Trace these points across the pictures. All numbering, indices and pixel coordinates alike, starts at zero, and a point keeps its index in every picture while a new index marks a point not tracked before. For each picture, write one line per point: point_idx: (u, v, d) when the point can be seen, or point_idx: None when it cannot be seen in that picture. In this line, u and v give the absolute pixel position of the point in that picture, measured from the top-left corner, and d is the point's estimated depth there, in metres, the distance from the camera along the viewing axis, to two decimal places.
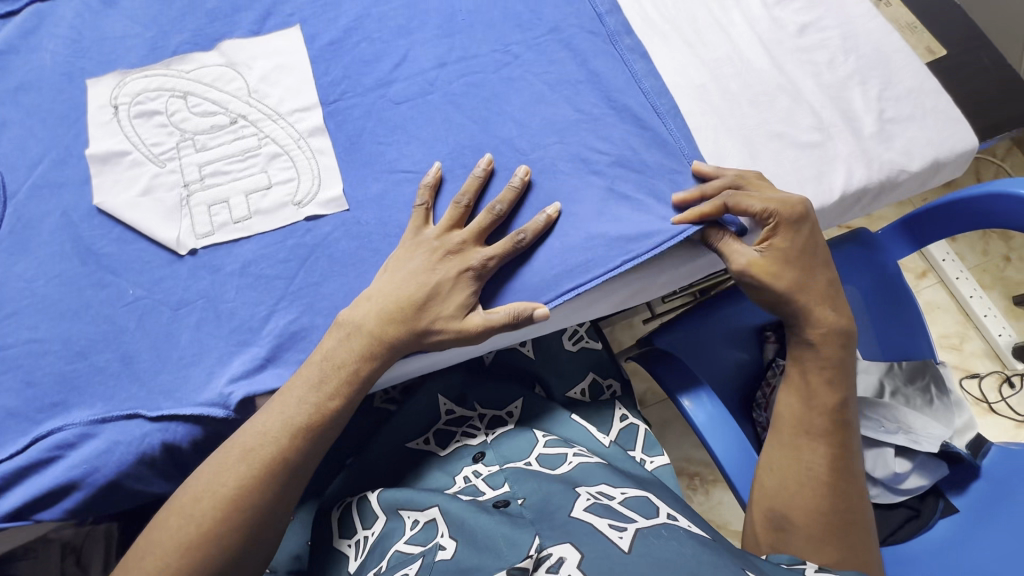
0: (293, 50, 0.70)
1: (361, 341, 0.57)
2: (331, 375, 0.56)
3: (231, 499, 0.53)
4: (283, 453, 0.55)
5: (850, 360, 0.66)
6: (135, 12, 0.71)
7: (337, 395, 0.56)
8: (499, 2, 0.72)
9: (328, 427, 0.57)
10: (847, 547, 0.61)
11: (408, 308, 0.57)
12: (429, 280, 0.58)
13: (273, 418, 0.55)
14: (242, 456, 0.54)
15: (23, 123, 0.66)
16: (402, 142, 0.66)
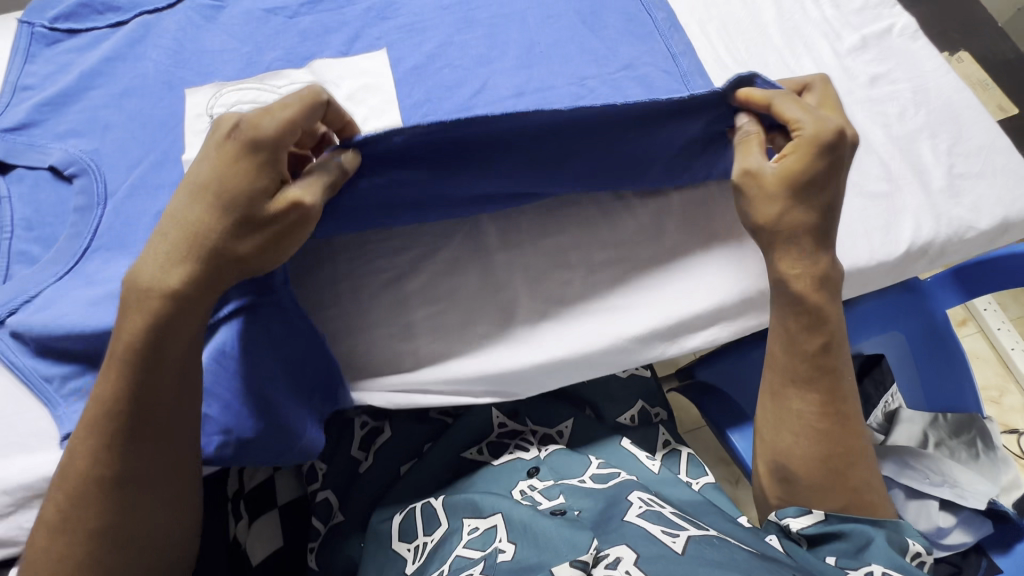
0: (379, 72, 0.74)
1: (143, 300, 0.51)
2: (118, 362, 0.52)
3: (55, 523, 0.52)
4: (90, 467, 0.51)
5: (833, 298, 0.63)
6: (233, 27, 0.76)
7: (128, 352, 0.51)
8: (576, 39, 0.76)
9: (117, 424, 0.51)
10: (848, 487, 0.63)
11: (197, 221, 0.51)
12: (215, 182, 0.51)
13: (92, 427, 0.52)
14: (61, 478, 0.52)
15: (125, 126, 0.70)
16: None
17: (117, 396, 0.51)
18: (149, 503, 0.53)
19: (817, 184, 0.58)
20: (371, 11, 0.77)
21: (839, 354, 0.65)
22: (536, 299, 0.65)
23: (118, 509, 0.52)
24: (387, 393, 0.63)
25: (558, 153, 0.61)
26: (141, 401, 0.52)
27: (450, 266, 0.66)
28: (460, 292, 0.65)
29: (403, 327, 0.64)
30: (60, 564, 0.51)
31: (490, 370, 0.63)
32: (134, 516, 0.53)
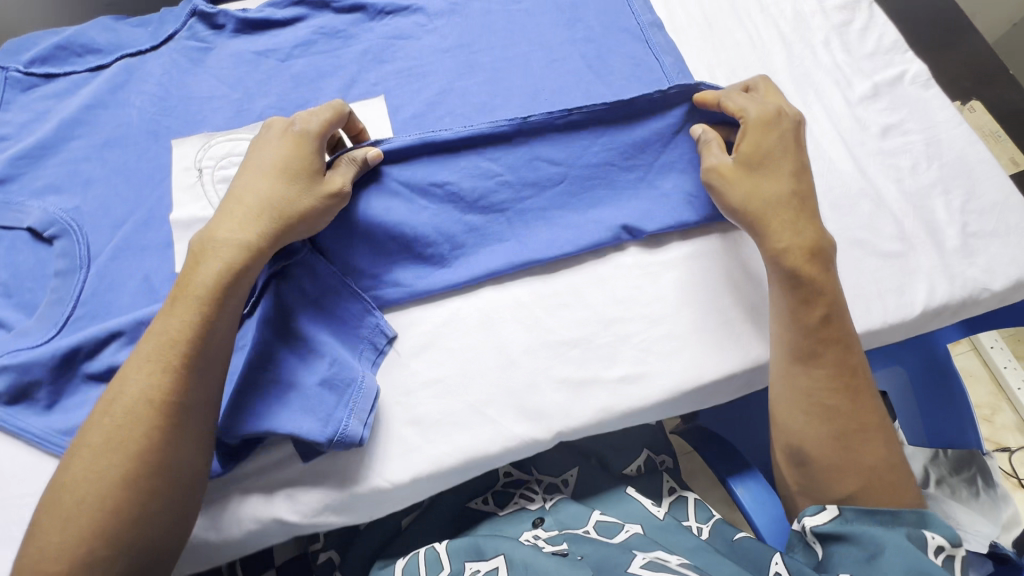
0: (377, 121, 0.70)
1: (220, 251, 0.54)
2: (186, 297, 0.52)
3: (97, 452, 0.48)
4: (145, 391, 0.49)
5: (824, 270, 0.60)
6: (222, 71, 0.72)
7: (196, 295, 0.52)
8: (582, 84, 0.73)
9: (178, 354, 0.51)
10: (872, 470, 0.57)
11: (235, 207, 0.56)
12: (254, 178, 0.57)
13: (142, 358, 0.51)
14: (107, 405, 0.49)
15: (108, 181, 0.67)
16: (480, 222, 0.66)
17: (184, 322, 0.51)
18: (172, 462, 0.49)
19: (772, 161, 0.62)
20: (367, 54, 0.74)
21: (845, 324, 0.60)
22: (545, 368, 0.61)
23: (152, 454, 0.48)
24: (382, 471, 0.58)
25: (526, 167, 0.66)
26: (198, 353, 0.51)
27: (457, 336, 0.62)
28: (465, 362, 0.61)
29: (405, 402, 0.59)
30: (75, 505, 0.47)
31: (494, 443, 0.58)
32: (153, 473, 0.48)
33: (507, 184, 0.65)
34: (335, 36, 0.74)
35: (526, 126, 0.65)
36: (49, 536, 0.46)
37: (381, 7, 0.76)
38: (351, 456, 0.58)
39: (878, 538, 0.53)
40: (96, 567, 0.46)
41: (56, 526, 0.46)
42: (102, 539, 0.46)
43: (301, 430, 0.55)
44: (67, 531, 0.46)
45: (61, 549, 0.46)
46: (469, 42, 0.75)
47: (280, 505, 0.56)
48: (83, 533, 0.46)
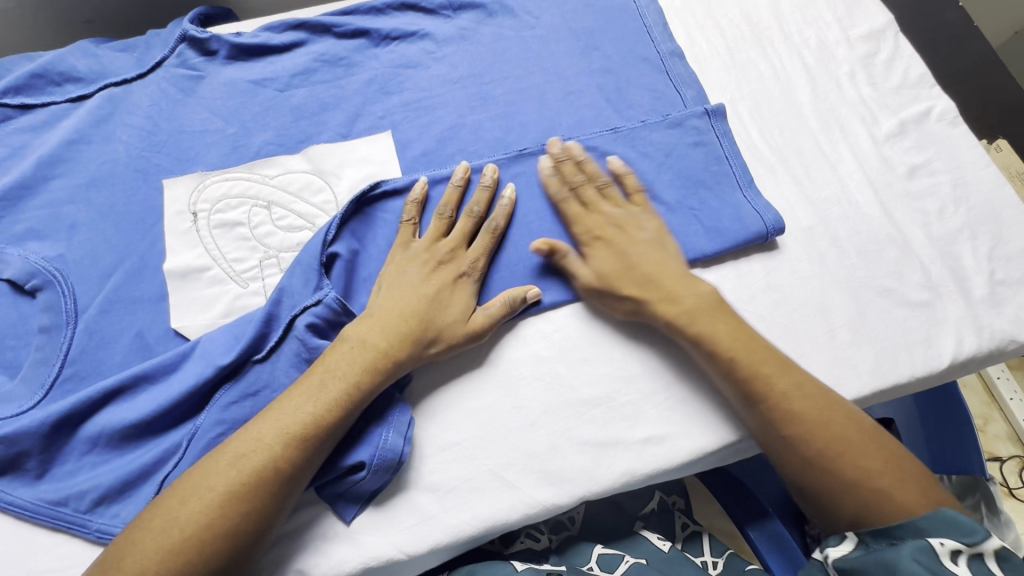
0: (385, 159, 0.66)
1: (392, 349, 0.54)
2: (336, 379, 0.52)
3: (218, 505, 0.46)
4: (274, 462, 0.48)
5: (726, 309, 0.58)
6: (215, 102, 0.67)
7: (351, 380, 0.52)
8: (600, 120, 0.69)
9: (321, 439, 0.50)
10: (858, 491, 0.50)
11: (411, 318, 0.55)
12: (434, 286, 0.57)
13: (277, 424, 0.49)
14: (238, 458, 0.48)
15: (93, 225, 0.62)
16: (494, 270, 0.62)
17: (330, 407, 0.51)
18: (271, 525, 0.48)
19: (676, 278, 0.59)
20: (373, 85, 0.69)
21: (766, 348, 0.56)
22: (566, 428, 0.58)
23: (264, 518, 0.48)
24: (397, 542, 0.54)
25: (529, 194, 0.65)
26: (335, 436, 0.51)
27: (473, 396, 0.59)
28: (483, 424, 0.58)
29: (420, 468, 0.56)
30: (180, 544, 0.45)
31: (513, 510, 0.56)
32: (256, 540, 0.48)
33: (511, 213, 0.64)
34: (337, 64, 0.70)
35: (524, 156, 0.66)
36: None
37: (387, 32, 0.71)
38: (365, 528, 0.55)
39: (882, 561, 0.47)
40: None
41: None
42: None
43: (349, 457, 0.53)
44: (164, 572, 0.44)
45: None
46: (480, 72, 0.70)
47: None
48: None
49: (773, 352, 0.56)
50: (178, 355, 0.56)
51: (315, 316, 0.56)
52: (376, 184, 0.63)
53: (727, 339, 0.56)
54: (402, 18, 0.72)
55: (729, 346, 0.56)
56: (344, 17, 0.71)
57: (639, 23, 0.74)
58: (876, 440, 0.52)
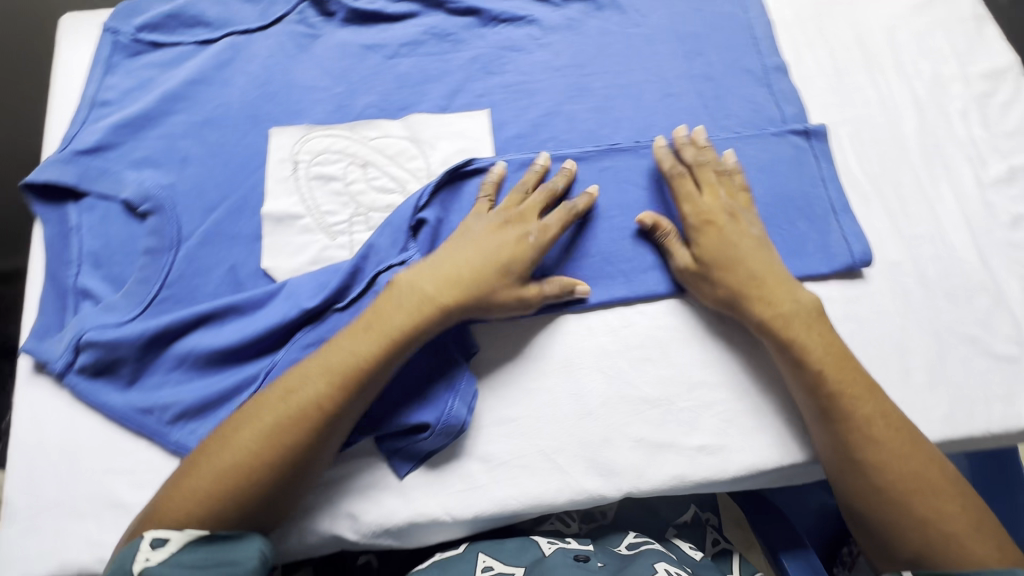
0: (479, 135, 0.68)
1: (440, 320, 0.55)
2: (378, 336, 0.53)
3: (266, 438, 0.49)
4: (318, 401, 0.51)
5: (824, 323, 0.57)
6: (327, 61, 0.70)
7: (388, 337, 0.53)
8: (694, 125, 0.69)
9: (364, 384, 0.52)
10: (922, 517, 0.51)
11: (459, 282, 0.56)
12: (489, 253, 0.57)
13: (317, 371, 0.52)
14: (283, 397, 0.51)
15: (204, 161, 0.66)
16: (571, 259, 0.63)
17: (382, 363, 0.52)
18: (315, 462, 0.51)
19: (761, 266, 0.59)
20: (476, 63, 0.71)
21: (859, 370, 0.56)
22: (622, 423, 0.59)
23: (306, 454, 0.50)
24: (445, 504, 0.56)
25: (615, 190, 0.66)
26: (372, 387, 0.52)
27: (535, 378, 0.60)
28: (541, 406, 0.59)
29: (474, 437, 0.58)
30: (233, 472, 0.49)
31: (559, 493, 0.57)
32: (295, 476, 0.50)
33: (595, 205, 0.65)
34: (445, 39, 0.72)
35: (614, 151, 0.67)
36: (195, 505, 0.48)
37: (497, 13, 0.73)
38: (415, 486, 0.57)
39: None
40: (225, 523, 0.48)
41: (203, 496, 0.48)
42: (240, 505, 0.49)
43: (415, 415, 0.56)
44: (219, 493, 0.48)
45: (208, 520, 0.48)
46: (582, 63, 0.71)
47: (340, 521, 0.56)
48: (225, 512, 0.48)
49: (865, 377, 0.56)
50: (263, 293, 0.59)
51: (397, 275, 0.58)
52: (468, 159, 0.64)
53: (824, 358, 0.55)
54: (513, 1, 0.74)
55: (820, 359, 0.55)
56: None
57: (747, 33, 0.74)
58: (944, 490, 0.52)
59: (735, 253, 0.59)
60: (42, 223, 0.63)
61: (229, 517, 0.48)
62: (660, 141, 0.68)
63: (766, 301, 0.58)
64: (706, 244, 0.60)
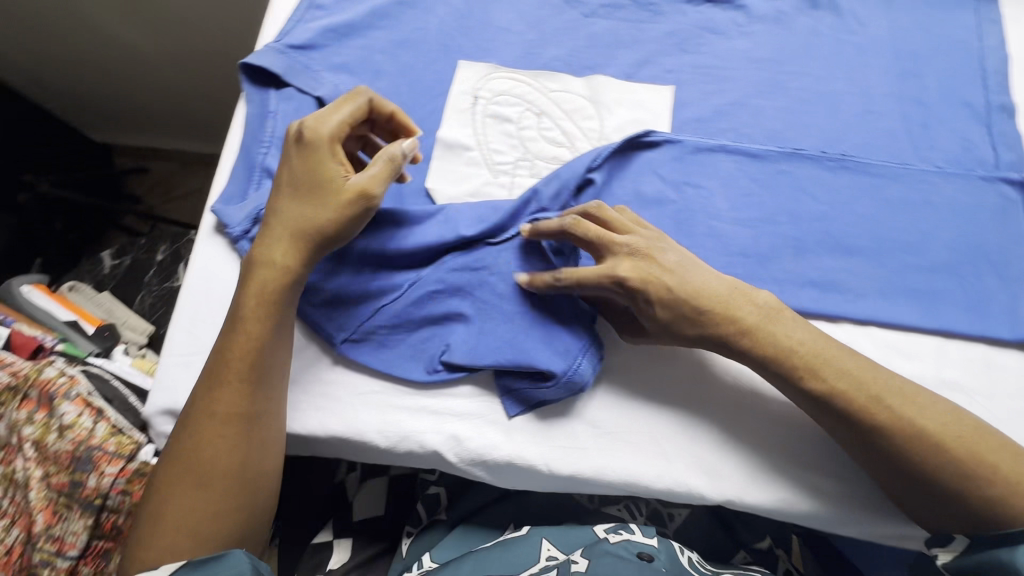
0: (658, 110, 0.67)
1: (263, 271, 0.54)
2: (230, 321, 0.54)
3: (191, 442, 0.52)
4: (226, 398, 0.52)
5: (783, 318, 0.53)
6: (525, 7, 0.72)
7: (240, 321, 0.53)
8: (889, 149, 0.64)
9: (245, 369, 0.53)
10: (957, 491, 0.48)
11: (311, 233, 0.54)
12: (321, 193, 0.54)
13: (202, 383, 0.53)
14: (192, 410, 0.53)
15: (393, 78, 0.69)
16: (724, 254, 0.61)
17: (229, 345, 0.53)
18: (246, 454, 0.52)
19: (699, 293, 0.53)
20: (671, 38, 0.69)
21: (845, 353, 0.52)
22: (740, 432, 0.57)
23: (229, 447, 0.52)
24: (546, 456, 0.57)
25: (787, 196, 0.63)
26: (268, 361, 0.54)
27: (660, 364, 0.59)
28: (661, 386, 0.58)
29: (589, 398, 0.58)
30: (177, 479, 0.51)
31: (658, 480, 0.56)
32: (242, 475, 0.52)
33: (762, 207, 0.63)
34: (645, 8, 0.71)
35: (796, 157, 0.64)
36: (161, 539, 0.50)
37: None
38: (523, 427, 0.58)
39: None
40: (188, 524, 0.50)
41: (167, 531, 0.50)
42: (198, 507, 0.51)
43: (537, 361, 0.55)
44: (172, 500, 0.51)
45: (185, 546, 0.50)
46: (781, 60, 0.68)
47: (443, 441, 0.58)
48: (197, 533, 0.51)
49: (842, 366, 0.51)
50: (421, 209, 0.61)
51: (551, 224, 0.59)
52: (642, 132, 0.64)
53: (788, 358, 0.51)
54: None
55: (792, 347, 0.52)
56: None
57: (974, 64, 0.67)
58: (959, 454, 0.48)
59: (665, 306, 0.53)
60: (247, 101, 0.69)
61: (191, 519, 0.50)
62: (848, 158, 0.64)
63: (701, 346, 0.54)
64: (664, 310, 0.53)
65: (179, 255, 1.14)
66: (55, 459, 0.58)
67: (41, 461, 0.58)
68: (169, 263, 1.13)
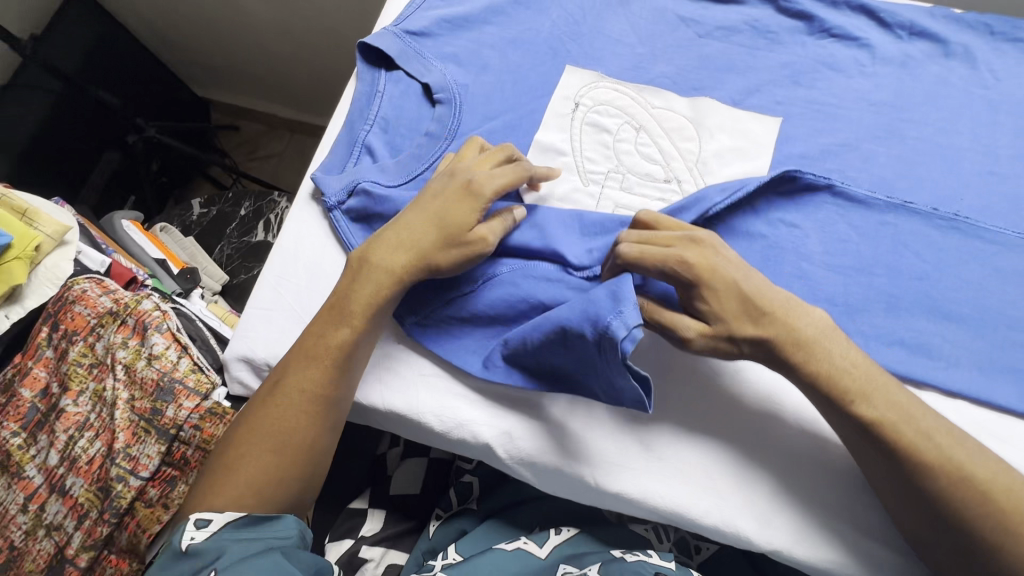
0: (762, 141, 0.65)
1: (370, 275, 0.57)
2: (327, 311, 0.57)
3: (267, 416, 0.55)
4: (309, 382, 0.55)
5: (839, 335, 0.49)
6: (640, 20, 0.71)
7: (337, 312, 0.57)
8: (1009, 216, 0.60)
9: (332, 360, 0.55)
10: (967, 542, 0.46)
11: (421, 266, 0.56)
12: (439, 233, 0.56)
13: (296, 357, 0.57)
14: (275, 388, 0.56)
15: (498, 74, 0.71)
16: (810, 299, 0.59)
17: (321, 335, 0.56)
18: (308, 443, 0.55)
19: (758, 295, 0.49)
20: (786, 69, 0.67)
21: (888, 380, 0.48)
22: (801, 486, 0.54)
23: (295, 431, 0.54)
24: (596, 468, 0.57)
25: (886, 249, 0.60)
26: (356, 352, 0.56)
27: (733, 393, 0.57)
28: (736, 424, 0.56)
29: (655, 423, 0.57)
30: (243, 449, 0.54)
31: (704, 516, 0.54)
32: (307, 451, 0.55)
33: (857, 256, 0.60)
34: (764, 35, 0.69)
35: (903, 209, 0.61)
36: (229, 489, 0.53)
37: (830, 26, 0.68)
38: (577, 434, 0.58)
39: None
40: (245, 494, 0.53)
41: (235, 484, 0.53)
42: (254, 480, 0.53)
43: (562, 319, 0.52)
44: (236, 464, 0.54)
45: (247, 501, 0.53)
46: (902, 106, 0.65)
47: (497, 436, 0.58)
48: (261, 493, 0.53)
49: (892, 393, 0.48)
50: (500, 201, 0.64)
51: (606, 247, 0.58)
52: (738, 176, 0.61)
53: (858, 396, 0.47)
54: (852, 19, 0.69)
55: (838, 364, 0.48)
56: None
57: None
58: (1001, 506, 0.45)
59: (723, 299, 0.49)
60: (358, 78, 0.71)
61: (251, 486, 0.53)
62: (961, 218, 0.60)
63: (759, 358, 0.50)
64: (724, 303, 0.49)
65: (261, 213, 1.17)
66: (140, 384, 0.63)
67: (128, 383, 0.63)
68: (250, 219, 1.17)
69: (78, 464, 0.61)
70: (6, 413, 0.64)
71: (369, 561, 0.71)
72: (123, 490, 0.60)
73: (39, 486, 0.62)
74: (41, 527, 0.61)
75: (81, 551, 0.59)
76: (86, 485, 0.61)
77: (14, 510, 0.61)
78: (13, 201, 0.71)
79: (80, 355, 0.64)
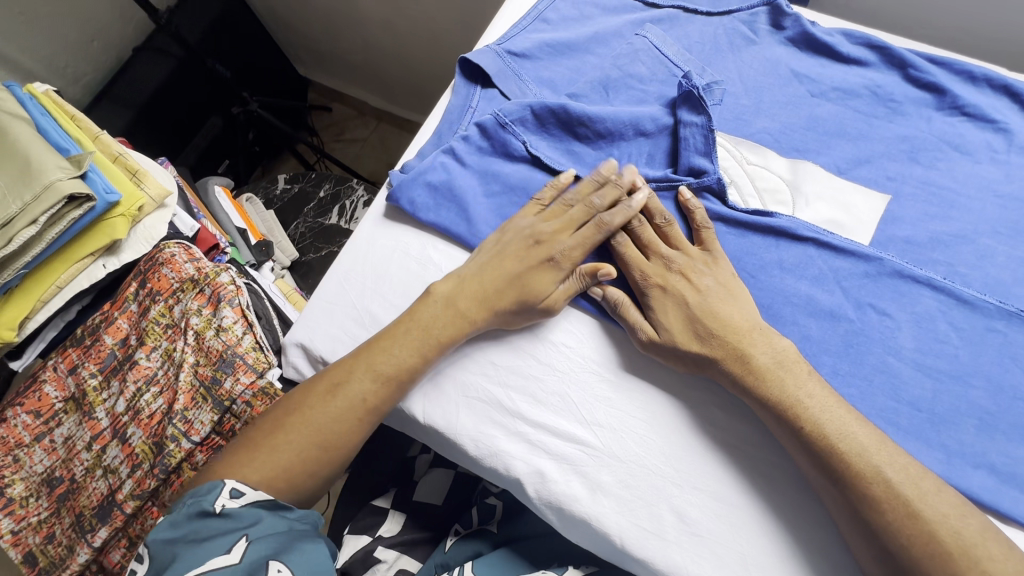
0: (863, 217, 0.60)
1: (448, 302, 0.59)
2: (400, 336, 0.58)
3: (316, 413, 0.55)
4: (367, 391, 0.56)
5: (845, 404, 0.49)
6: (749, 69, 0.68)
7: (401, 330, 0.58)
8: None
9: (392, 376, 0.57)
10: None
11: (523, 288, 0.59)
12: (517, 265, 0.59)
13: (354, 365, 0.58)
14: (324, 389, 0.56)
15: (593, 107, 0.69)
16: (890, 399, 0.54)
17: (381, 353, 0.57)
18: (348, 441, 0.56)
19: (725, 322, 0.54)
20: (905, 143, 0.62)
21: (859, 423, 0.48)
22: None
23: (335, 426, 0.55)
24: (622, 530, 0.54)
25: (989, 359, 0.54)
26: (415, 377, 0.58)
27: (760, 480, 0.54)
28: (762, 498, 0.53)
29: (679, 494, 0.55)
30: (283, 437, 0.54)
31: None
32: (341, 448, 0.55)
33: (954, 360, 0.54)
34: (884, 103, 0.64)
35: (1016, 317, 0.54)
36: (260, 476, 0.52)
37: (963, 103, 0.62)
38: (602, 486, 0.56)
39: None
40: (278, 474, 0.53)
41: (268, 474, 0.53)
42: (290, 465, 0.53)
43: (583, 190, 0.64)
44: (272, 450, 0.53)
45: (274, 487, 0.53)
46: None
47: (529, 473, 0.58)
48: (292, 482, 0.53)
49: (907, 468, 0.46)
50: (489, 120, 0.66)
51: (650, 176, 0.63)
52: (820, 232, 0.59)
53: (919, 529, 0.43)
54: (989, 99, 0.62)
55: (849, 441, 0.47)
56: (930, 64, 0.64)
57: None
58: None
59: (669, 318, 0.56)
60: (454, 92, 0.72)
61: (288, 468, 0.53)
62: None
63: (805, 406, 0.49)
64: (671, 323, 0.56)
65: (338, 197, 1.22)
66: (206, 353, 0.67)
67: (196, 349, 0.67)
68: (327, 202, 1.22)
69: (140, 417, 0.66)
70: (88, 354, 0.70)
71: (383, 562, 0.72)
72: (174, 450, 0.63)
73: (104, 428, 0.67)
74: (99, 467, 0.66)
75: (129, 498, 0.64)
76: (143, 437, 0.65)
77: (80, 446, 0.67)
78: (127, 161, 0.77)
79: (160, 315, 0.69)
